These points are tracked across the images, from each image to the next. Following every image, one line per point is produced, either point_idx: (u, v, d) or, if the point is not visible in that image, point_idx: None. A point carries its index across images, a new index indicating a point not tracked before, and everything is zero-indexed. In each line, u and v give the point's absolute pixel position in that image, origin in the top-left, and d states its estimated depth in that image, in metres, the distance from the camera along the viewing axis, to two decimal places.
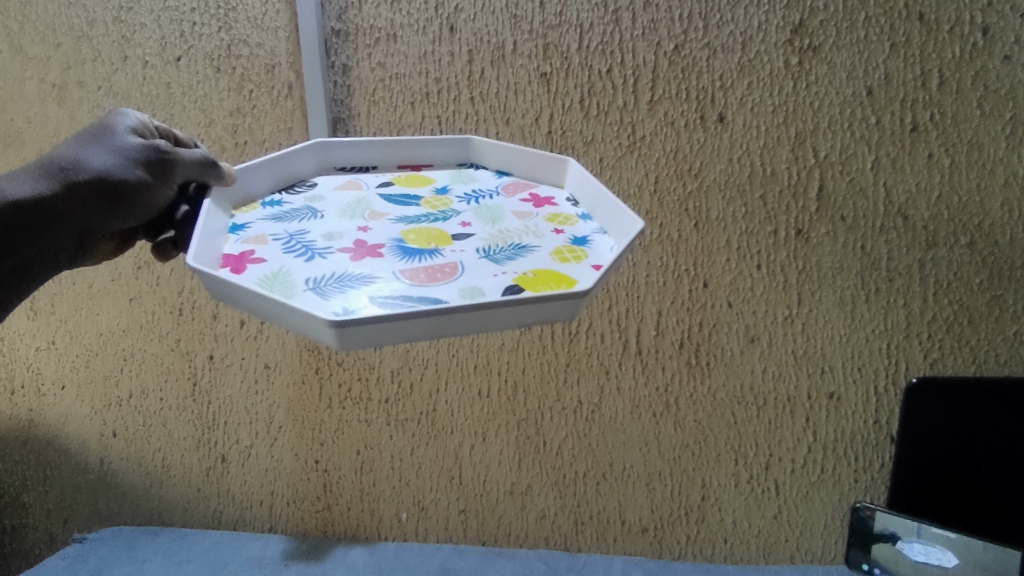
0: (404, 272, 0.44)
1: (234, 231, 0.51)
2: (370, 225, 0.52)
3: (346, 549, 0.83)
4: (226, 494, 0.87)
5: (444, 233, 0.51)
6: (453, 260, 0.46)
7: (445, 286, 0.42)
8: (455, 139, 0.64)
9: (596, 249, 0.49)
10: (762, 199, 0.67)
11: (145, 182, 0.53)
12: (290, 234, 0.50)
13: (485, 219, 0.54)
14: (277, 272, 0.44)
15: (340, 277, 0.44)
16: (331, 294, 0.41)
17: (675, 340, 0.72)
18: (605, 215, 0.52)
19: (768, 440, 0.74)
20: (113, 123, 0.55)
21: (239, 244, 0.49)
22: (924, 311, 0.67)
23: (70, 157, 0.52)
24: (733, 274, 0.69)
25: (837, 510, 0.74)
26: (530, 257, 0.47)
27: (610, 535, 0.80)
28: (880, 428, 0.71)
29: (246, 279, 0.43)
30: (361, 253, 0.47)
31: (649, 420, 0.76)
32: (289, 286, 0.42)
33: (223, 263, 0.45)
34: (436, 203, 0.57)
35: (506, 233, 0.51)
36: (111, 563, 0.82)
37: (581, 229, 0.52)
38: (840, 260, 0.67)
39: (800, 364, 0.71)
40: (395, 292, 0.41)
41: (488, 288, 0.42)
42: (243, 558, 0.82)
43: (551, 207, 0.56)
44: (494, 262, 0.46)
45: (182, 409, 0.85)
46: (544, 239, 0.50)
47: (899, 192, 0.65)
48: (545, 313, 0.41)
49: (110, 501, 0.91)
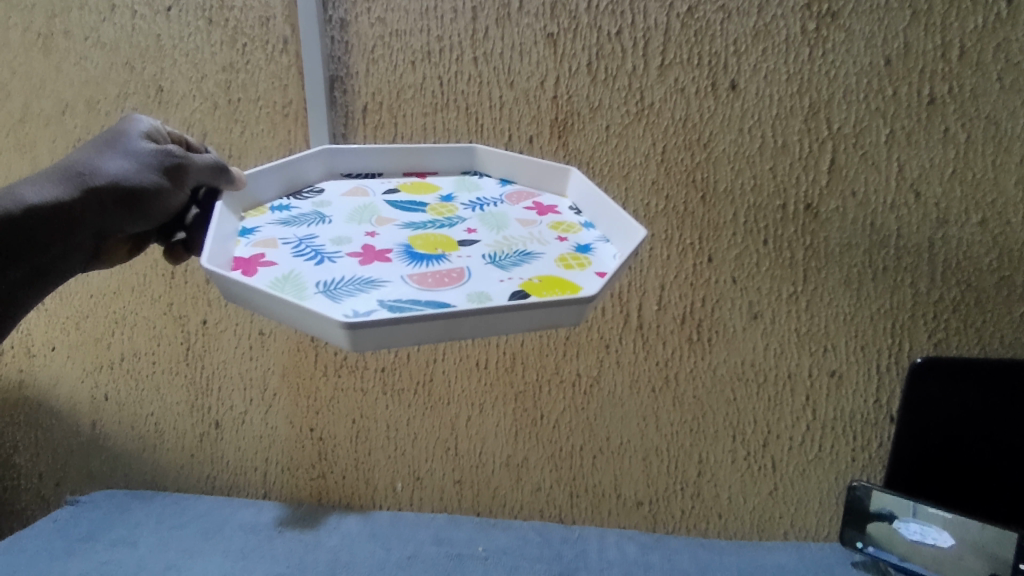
0: (411, 277, 0.43)
1: (245, 234, 0.50)
2: (377, 230, 0.51)
3: (341, 518, 0.83)
4: (221, 460, 0.86)
5: (451, 239, 0.49)
6: (460, 265, 0.45)
7: (453, 290, 0.41)
8: (459, 146, 0.62)
9: (599, 257, 0.48)
10: (772, 171, 0.65)
11: (157, 184, 0.53)
12: (300, 238, 0.49)
13: (491, 225, 0.52)
14: (287, 275, 0.43)
15: (349, 280, 0.42)
16: (342, 296, 0.40)
17: (677, 315, 0.71)
18: (608, 223, 0.51)
19: (767, 417, 0.73)
20: (127, 130, 0.56)
21: (250, 247, 0.47)
22: (931, 291, 0.66)
23: (87, 163, 0.52)
24: (739, 249, 0.68)
25: (833, 487, 0.74)
26: (536, 263, 0.46)
27: (604, 508, 0.80)
28: (881, 407, 0.71)
29: (258, 282, 0.42)
30: (369, 258, 0.46)
31: (648, 395, 0.75)
32: (300, 288, 0.41)
33: (234, 266, 0.44)
34: (441, 209, 0.55)
35: (511, 240, 0.50)
36: (104, 525, 0.81)
37: (585, 238, 0.51)
38: (848, 237, 0.66)
39: (802, 342, 0.70)
40: (404, 295, 0.40)
41: (496, 293, 0.41)
42: (236, 523, 0.81)
43: (555, 215, 0.55)
44: (500, 267, 0.45)
45: (175, 373, 0.84)
46: (548, 247, 0.49)
47: (912, 167, 0.63)
48: (552, 317, 0.40)
49: (102, 464, 0.90)
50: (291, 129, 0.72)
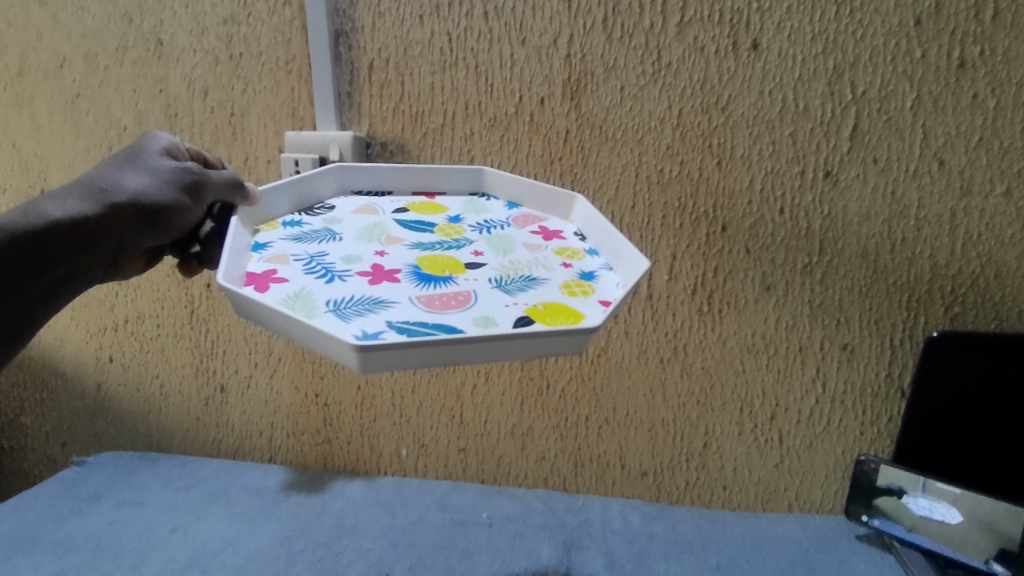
0: (419, 298, 0.45)
1: (257, 248, 0.52)
2: (386, 250, 0.53)
3: (346, 483, 0.83)
4: (226, 424, 0.86)
5: (458, 261, 0.52)
6: (467, 288, 0.47)
7: (459, 313, 0.43)
8: (468, 168, 0.66)
9: (602, 285, 0.50)
10: (792, 136, 0.63)
11: (176, 200, 0.53)
12: (311, 256, 0.51)
13: (497, 248, 0.55)
14: (298, 292, 0.45)
15: (359, 300, 0.44)
16: (351, 316, 0.42)
17: (687, 286, 0.70)
18: (612, 252, 0.54)
19: (776, 390, 0.72)
20: (148, 146, 0.56)
21: (262, 262, 0.49)
22: (950, 264, 0.64)
23: (107, 180, 0.52)
24: (754, 218, 0.66)
25: (840, 461, 0.73)
26: (541, 288, 0.48)
27: (609, 478, 0.80)
28: (892, 381, 0.70)
29: (270, 299, 0.43)
30: (378, 278, 0.48)
31: (656, 366, 0.74)
32: (310, 306, 0.43)
33: (248, 281, 0.46)
34: (450, 230, 0.58)
35: (517, 264, 0.52)
36: (110, 486, 0.81)
37: (589, 265, 0.53)
38: (867, 207, 0.64)
39: (815, 315, 0.69)
40: (411, 317, 0.42)
41: (501, 317, 0.42)
42: (242, 486, 0.81)
43: (560, 240, 0.58)
44: (506, 291, 0.47)
45: (179, 337, 0.84)
46: (553, 272, 0.51)
47: (938, 135, 0.61)
48: (557, 344, 0.42)
49: (109, 425, 0.90)
50: (294, 87, 0.70)
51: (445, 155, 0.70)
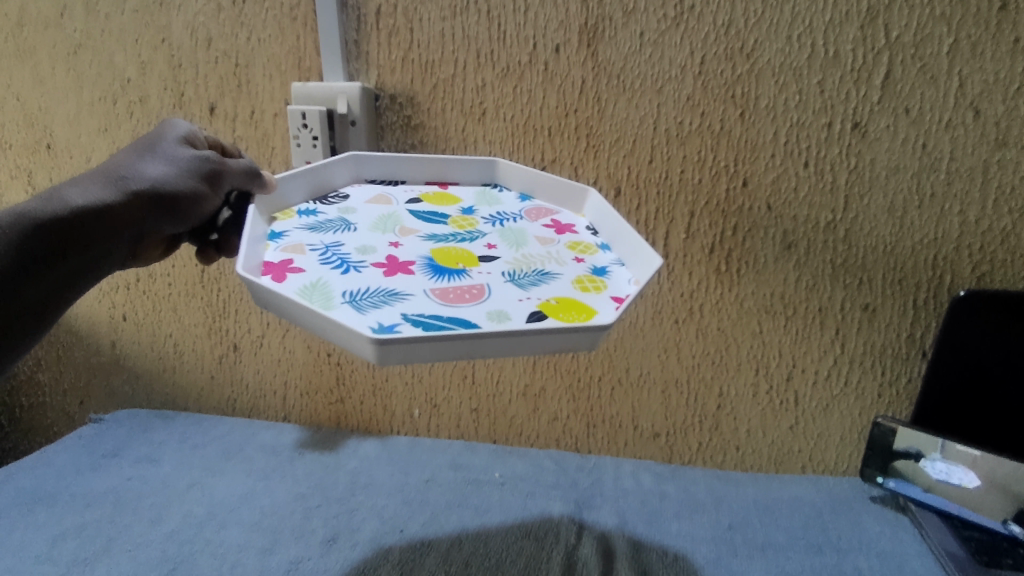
0: (433, 291, 0.47)
1: (273, 237, 0.53)
2: (400, 241, 0.55)
3: (359, 442, 0.83)
4: (239, 382, 0.87)
5: (471, 253, 0.53)
6: (480, 282, 0.48)
7: (473, 307, 0.45)
8: (481, 159, 0.67)
9: (614, 281, 0.51)
10: (820, 85, 0.60)
11: (196, 189, 0.54)
12: (326, 245, 0.52)
13: (510, 241, 0.56)
14: (315, 283, 0.47)
15: (375, 291, 0.46)
16: (368, 306, 0.44)
17: (705, 245, 0.68)
18: (623, 247, 0.55)
19: (793, 351, 0.71)
20: (164, 135, 0.56)
21: (279, 251, 0.51)
22: (981, 220, 0.62)
23: (128, 168, 0.51)
24: (777, 172, 0.64)
25: (856, 424, 0.72)
26: (553, 283, 0.49)
27: (621, 439, 0.80)
28: (914, 342, 0.68)
29: (288, 288, 0.45)
30: (393, 270, 0.50)
31: (671, 326, 0.73)
32: (328, 297, 0.45)
33: (266, 271, 0.48)
34: (462, 222, 0.59)
35: (529, 259, 0.53)
36: (127, 443, 0.82)
37: (601, 259, 0.55)
38: (896, 159, 0.62)
39: (837, 274, 0.67)
40: (426, 310, 0.44)
41: (513, 311, 0.44)
42: (257, 444, 0.82)
43: (572, 234, 0.59)
44: (518, 285, 0.49)
45: (191, 296, 0.83)
46: (565, 267, 0.53)
47: (975, 82, 0.58)
48: (567, 341, 0.44)
49: (124, 383, 0.91)
50: (300, 35, 0.67)
51: (456, 108, 0.68)
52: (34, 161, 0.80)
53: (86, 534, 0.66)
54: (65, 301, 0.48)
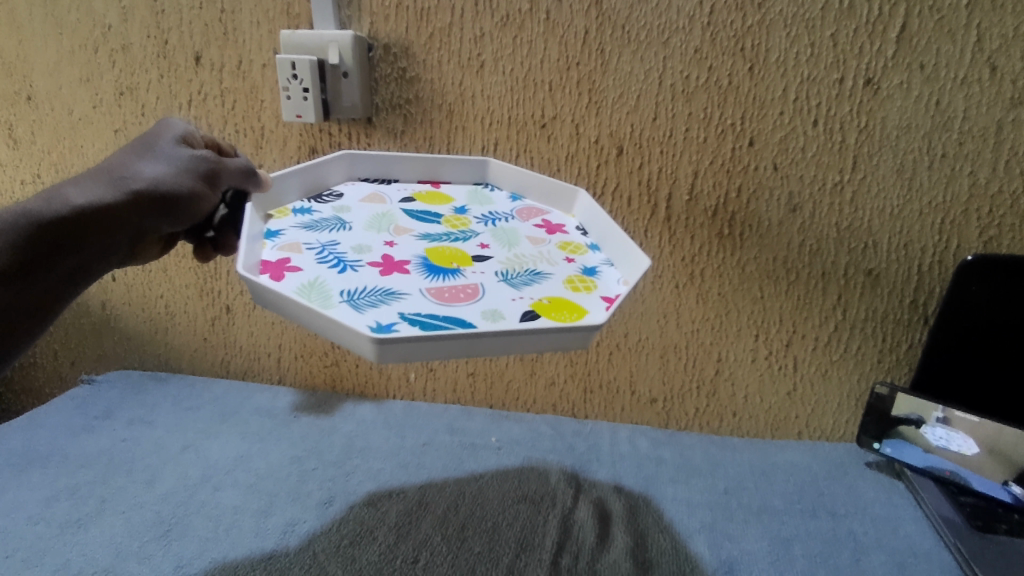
0: (429, 290, 0.47)
1: (270, 236, 0.53)
2: (395, 240, 0.55)
3: (355, 405, 0.83)
4: (233, 344, 0.86)
5: (465, 254, 0.53)
6: (474, 282, 0.49)
7: (468, 306, 0.45)
8: (473, 159, 0.67)
9: (604, 281, 0.52)
10: (833, 38, 0.59)
11: (194, 188, 0.52)
12: (323, 244, 0.52)
13: (502, 242, 0.57)
14: (313, 282, 0.47)
15: (372, 291, 0.46)
16: (365, 306, 0.44)
17: (708, 207, 0.67)
18: (612, 248, 0.56)
19: (794, 317, 0.70)
20: (162, 133, 0.54)
21: (276, 250, 0.51)
22: (991, 183, 0.61)
23: (126, 168, 0.50)
24: (785, 130, 0.62)
25: (854, 389, 0.72)
26: (545, 283, 0.50)
27: (618, 404, 0.79)
28: (917, 309, 0.67)
29: (287, 287, 0.45)
30: (389, 269, 0.50)
31: (670, 292, 0.71)
32: (326, 296, 0.45)
33: (263, 269, 0.48)
34: (456, 222, 0.59)
35: (521, 258, 0.54)
36: (120, 405, 0.81)
37: (591, 260, 0.55)
38: (908, 118, 0.60)
39: (841, 238, 0.65)
40: (423, 310, 0.44)
41: (507, 311, 0.45)
42: (252, 407, 0.81)
43: (562, 234, 0.60)
44: (511, 285, 0.49)
45: (182, 255, 0.82)
46: (556, 267, 0.53)
47: (992, 37, 0.57)
48: (560, 340, 0.44)
49: (116, 345, 0.90)
50: None
51: (452, 60, 0.66)
52: (15, 113, 0.77)
53: (80, 495, 0.65)
54: (64, 301, 0.47)
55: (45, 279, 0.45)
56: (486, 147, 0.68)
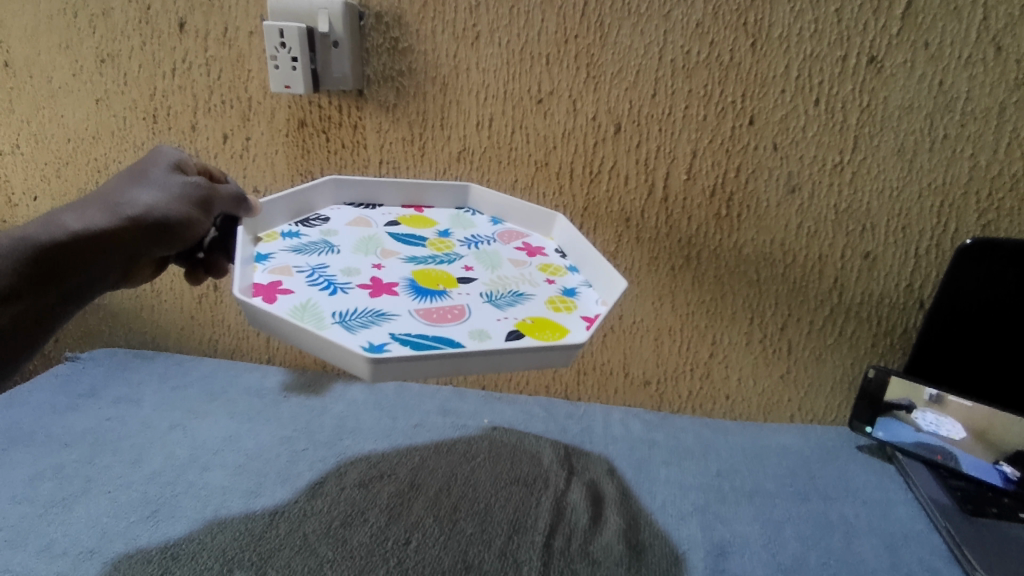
0: (418, 311, 0.46)
1: (260, 260, 0.52)
2: (383, 263, 0.54)
3: (346, 386, 0.81)
4: (221, 323, 0.84)
5: (450, 276, 0.53)
6: (461, 303, 0.48)
7: (456, 327, 0.45)
8: (454, 185, 0.68)
9: (583, 301, 0.51)
10: (837, 14, 0.58)
11: (186, 214, 0.52)
12: (312, 267, 0.52)
13: (485, 264, 0.56)
14: (305, 303, 0.46)
15: (363, 312, 0.45)
16: (357, 327, 0.43)
17: (706, 187, 0.65)
18: (591, 270, 0.55)
19: (789, 300, 0.69)
20: (157, 161, 0.54)
21: (267, 273, 0.50)
22: (991, 165, 0.60)
23: (121, 196, 0.50)
24: (786, 110, 0.61)
25: (848, 372, 0.72)
26: (528, 304, 0.49)
27: (611, 387, 0.79)
28: (912, 293, 0.67)
29: (279, 310, 0.44)
30: (378, 291, 0.49)
31: (666, 274, 0.70)
32: (319, 317, 0.44)
33: (256, 292, 0.47)
34: (440, 245, 0.59)
35: (504, 280, 0.53)
36: (106, 383, 0.80)
37: (570, 282, 0.55)
38: (910, 98, 0.59)
39: (839, 220, 0.65)
40: (413, 330, 0.44)
41: (494, 330, 0.45)
42: (241, 386, 0.80)
43: (542, 257, 0.59)
44: (496, 306, 0.48)
45: None
46: (538, 288, 0.53)
47: (999, 16, 0.56)
48: (546, 358, 0.44)
49: (101, 321, 0.88)
50: None
51: (446, 30, 0.64)
52: None
53: (65, 474, 0.64)
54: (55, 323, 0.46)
55: (41, 298, 0.44)
56: (481, 122, 0.67)
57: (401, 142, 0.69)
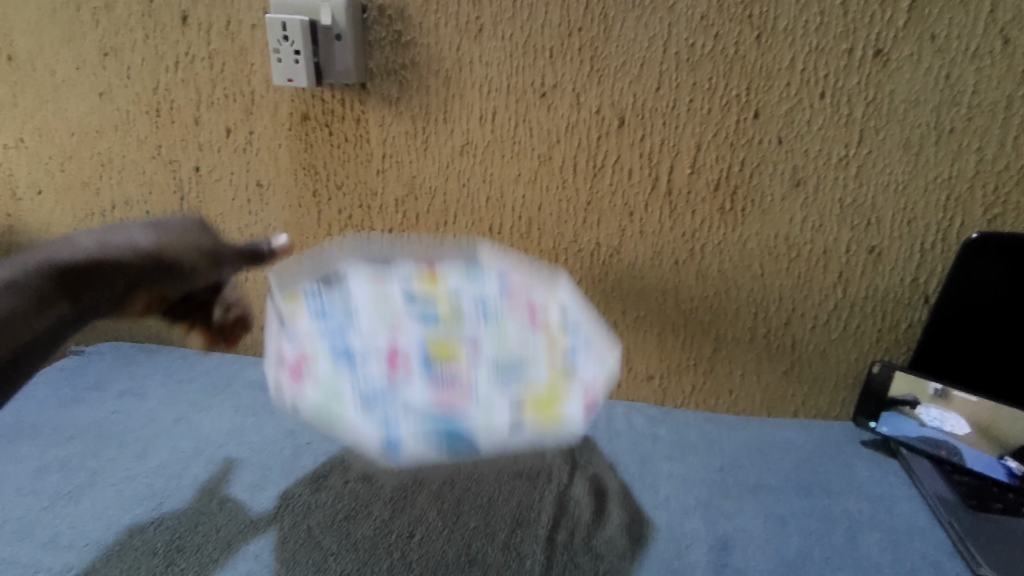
0: (429, 399, 0.54)
1: (291, 342, 0.60)
2: (399, 339, 0.61)
3: None
4: None
5: (458, 352, 0.60)
6: (466, 383, 0.56)
7: (461, 410, 0.52)
8: (468, 249, 0.71)
9: (582, 361, 0.57)
10: (843, 7, 0.57)
11: (195, 258, 0.54)
12: (339, 346, 0.59)
13: (492, 330, 0.62)
14: (331, 390, 0.54)
15: (382, 396, 0.54)
16: (376, 413, 0.52)
17: (710, 181, 0.65)
18: (590, 334, 0.61)
19: (793, 294, 0.69)
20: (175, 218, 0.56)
21: (296, 360, 0.57)
22: (998, 159, 0.60)
23: (132, 235, 0.52)
24: (791, 103, 0.61)
25: (852, 367, 0.71)
26: (529, 373, 0.56)
27: (614, 381, 0.78)
28: (918, 287, 0.66)
29: (309, 397, 0.53)
30: (395, 369, 0.58)
31: (670, 268, 0.70)
32: (343, 405, 0.52)
33: (291, 376, 0.55)
34: (451, 314, 0.64)
35: (509, 350, 0.60)
36: (111, 377, 0.80)
37: (569, 335, 0.61)
38: (917, 91, 0.59)
39: (844, 215, 0.64)
40: (423, 416, 0.52)
41: (495, 408, 0.52)
42: (245, 380, 0.81)
43: (545, 315, 0.64)
44: (498, 382, 0.55)
45: None
46: (540, 355, 0.58)
47: (1007, 8, 0.55)
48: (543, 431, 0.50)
49: None
50: None
51: (449, 23, 0.64)
52: None
53: (70, 467, 0.65)
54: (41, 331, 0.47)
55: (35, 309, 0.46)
56: (484, 115, 0.67)
57: (404, 135, 0.69)
